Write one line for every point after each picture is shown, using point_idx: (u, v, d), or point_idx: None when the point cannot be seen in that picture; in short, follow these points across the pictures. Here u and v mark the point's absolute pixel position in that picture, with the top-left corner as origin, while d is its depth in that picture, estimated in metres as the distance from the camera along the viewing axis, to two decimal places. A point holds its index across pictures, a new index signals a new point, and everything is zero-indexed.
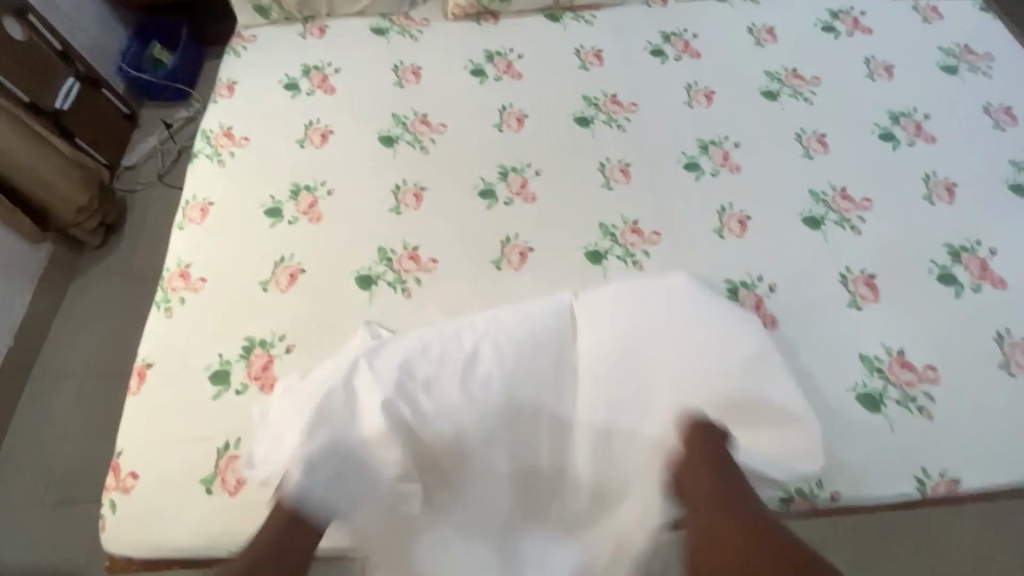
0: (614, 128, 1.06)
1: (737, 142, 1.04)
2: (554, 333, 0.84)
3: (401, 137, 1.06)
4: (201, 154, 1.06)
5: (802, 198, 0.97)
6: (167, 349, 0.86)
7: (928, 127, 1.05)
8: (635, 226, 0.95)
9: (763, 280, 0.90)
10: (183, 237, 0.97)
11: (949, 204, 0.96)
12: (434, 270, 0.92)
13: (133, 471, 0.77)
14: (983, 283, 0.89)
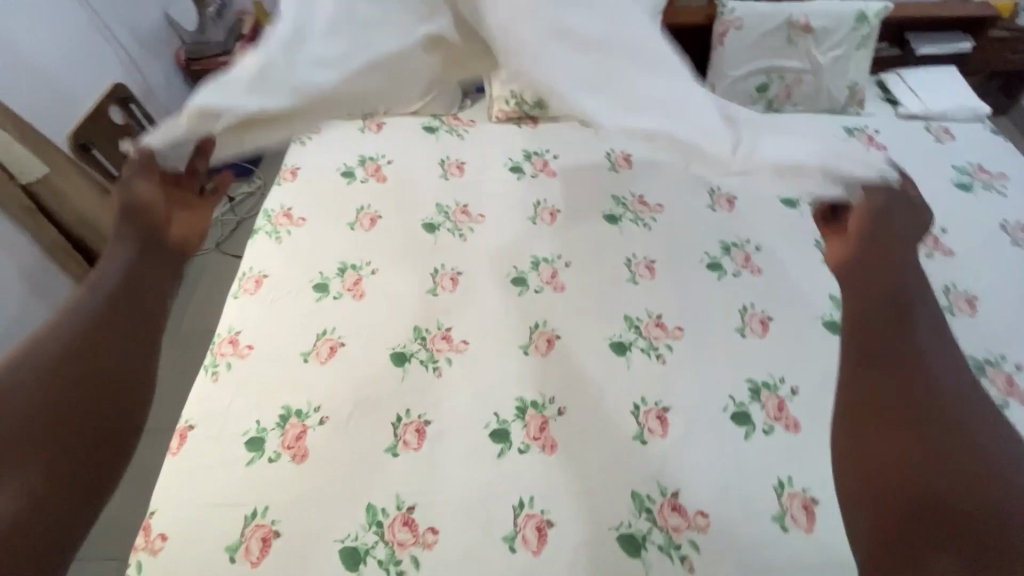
0: (640, 226, 1.13)
1: (758, 245, 1.09)
2: (577, 424, 0.87)
3: (443, 224, 1.16)
4: (261, 230, 1.17)
5: (822, 302, 1.01)
6: (210, 412, 0.91)
7: (946, 241, 1.09)
8: (659, 321, 0.99)
9: (785, 382, 0.91)
10: (235, 306, 1.05)
11: (971, 316, 0.98)
12: (465, 350, 0.97)
13: (163, 533, 0.79)
14: (1012, 399, 0.89)
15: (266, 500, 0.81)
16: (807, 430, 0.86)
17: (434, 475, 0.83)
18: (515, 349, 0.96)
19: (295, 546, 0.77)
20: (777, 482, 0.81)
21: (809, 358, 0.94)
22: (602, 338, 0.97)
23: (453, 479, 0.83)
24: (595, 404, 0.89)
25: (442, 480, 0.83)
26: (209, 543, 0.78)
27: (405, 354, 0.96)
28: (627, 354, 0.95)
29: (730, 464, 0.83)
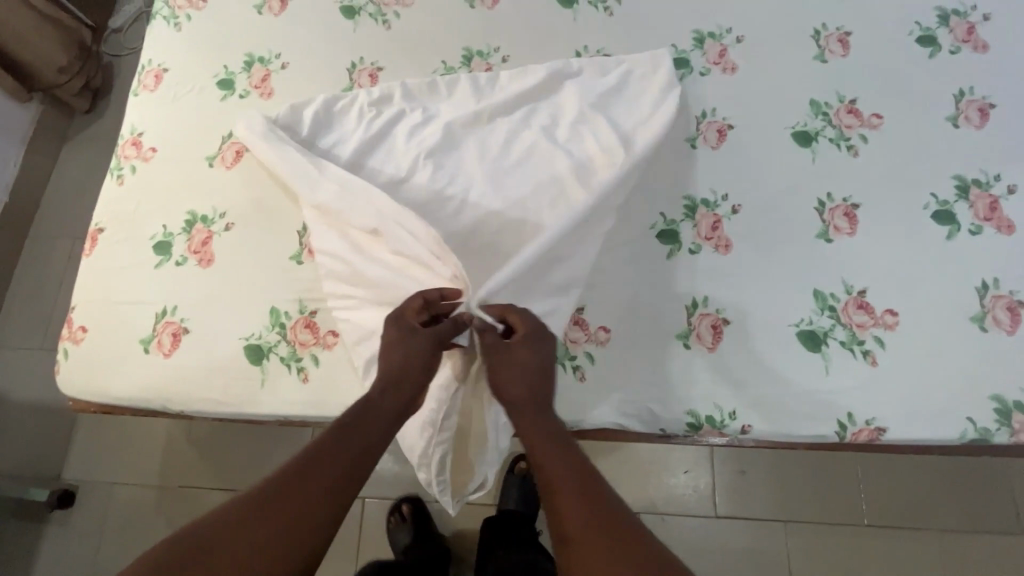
0: (599, 10, 0.93)
1: (740, 37, 0.90)
2: (484, 251, 0.82)
3: (364, 9, 0.97)
4: (158, 15, 1.01)
5: (799, 108, 0.85)
6: (117, 216, 0.89)
7: (983, 32, 0.86)
8: (580, 318, 0.77)
9: (727, 201, 0.81)
10: (137, 104, 0.95)
11: (978, 128, 0.82)
12: (333, 346, 0.79)
13: (83, 326, 0.84)
14: (987, 225, 0.77)
15: (175, 301, 0.83)
16: (737, 252, 0.78)
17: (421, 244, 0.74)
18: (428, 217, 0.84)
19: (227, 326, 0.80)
20: (690, 302, 0.77)
21: (765, 173, 0.82)
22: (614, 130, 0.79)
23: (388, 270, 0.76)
24: (503, 238, 0.82)
25: (381, 273, 0.76)
26: (125, 338, 0.82)
27: (263, 349, 0.79)
28: (563, 177, 0.83)
29: (640, 295, 0.78)
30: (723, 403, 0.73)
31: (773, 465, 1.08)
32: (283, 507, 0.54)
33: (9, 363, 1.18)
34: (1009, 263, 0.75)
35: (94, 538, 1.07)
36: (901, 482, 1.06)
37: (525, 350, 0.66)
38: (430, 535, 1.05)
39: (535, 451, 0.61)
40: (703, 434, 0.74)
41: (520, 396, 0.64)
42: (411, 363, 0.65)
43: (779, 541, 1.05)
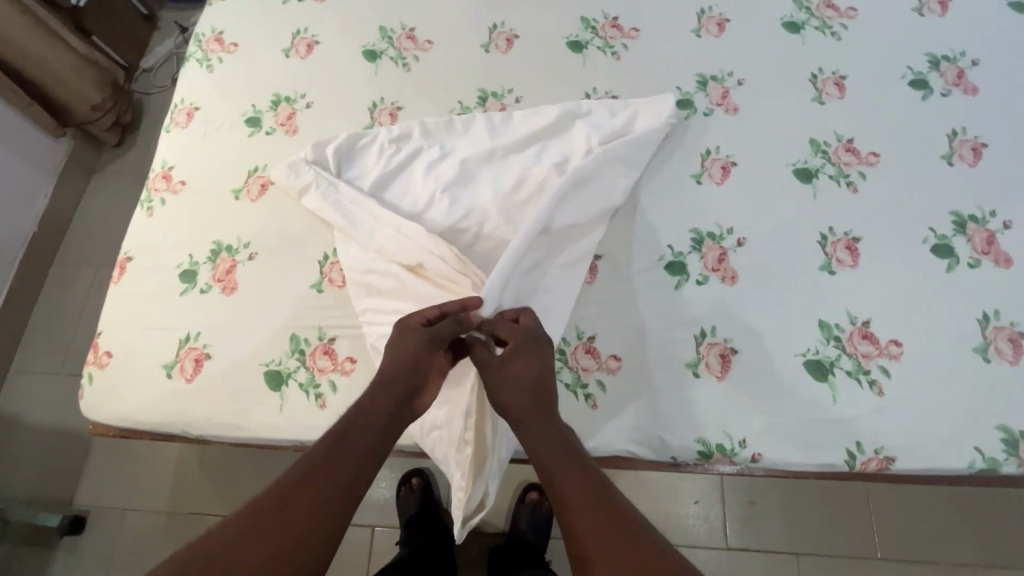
0: (607, 55, 0.99)
1: (741, 79, 0.95)
2: None
3: (386, 52, 1.03)
4: (192, 58, 1.07)
5: (799, 146, 0.89)
6: (146, 246, 0.92)
7: (972, 76, 0.91)
8: (591, 346, 0.80)
9: (732, 233, 0.84)
10: (168, 140, 1.00)
11: (972, 166, 0.85)
12: (350, 372, 0.81)
13: (108, 351, 0.86)
14: (985, 258, 0.80)
15: (198, 327, 0.85)
16: (744, 283, 0.81)
17: (446, 265, 0.80)
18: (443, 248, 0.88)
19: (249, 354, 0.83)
20: (698, 331, 0.79)
21: (769, 208, 0.85)
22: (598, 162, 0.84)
23: (411, 299, 0.80)
24: None
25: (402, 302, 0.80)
26: (148, 363, 0.85)
27: (282, 375, 0.82)
28: None
29: (650, 324, 0.80)
30: (733, 431, 0.74)
31: (783, 495, 1.08)
32: (286, 516, 0.58)
33: (27, 388, 1.21)
34: (1008, 296, 0.77)
35: (101, 566, 1.07)
36: (913, 514, 1.06)
37: (520, 365, 0.68)
38: (436, 511, 1.09)
39: (545, 468, 0.63)
40: (714, 462, 0.75)
41: (523, 412, 0.66)
42: (406, 362, 0.69)
43: (793, 574, 1.03)
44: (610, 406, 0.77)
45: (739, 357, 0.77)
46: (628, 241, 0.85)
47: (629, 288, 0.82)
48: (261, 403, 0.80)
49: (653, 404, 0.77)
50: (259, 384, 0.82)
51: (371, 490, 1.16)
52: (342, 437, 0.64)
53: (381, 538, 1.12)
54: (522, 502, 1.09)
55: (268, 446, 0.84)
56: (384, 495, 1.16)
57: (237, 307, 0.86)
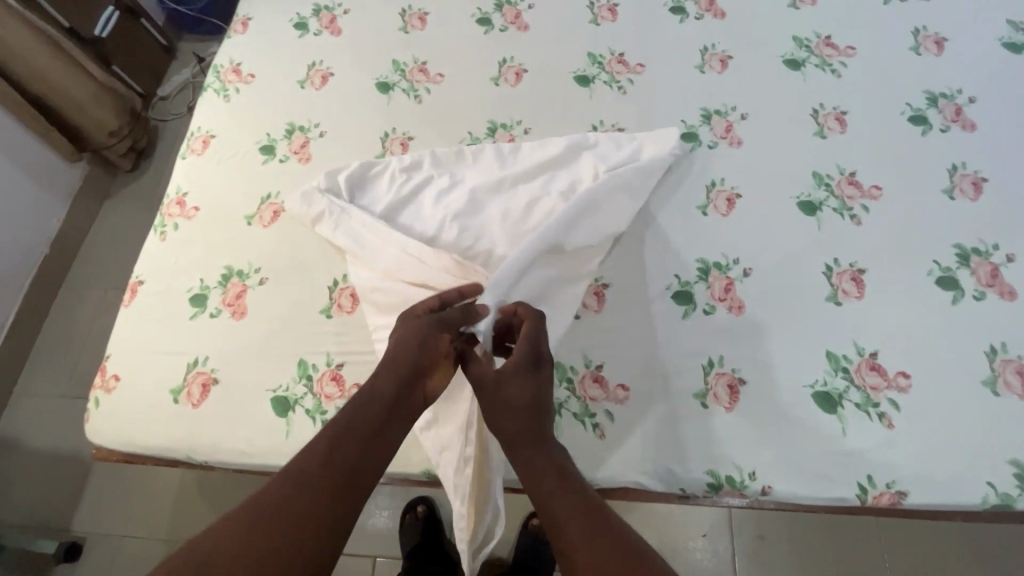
0: (614, 89, 1.01)
1: (744, 114, 0.97)
2: None
3: (398, 84, 1.06)
4: (210, 88, 1.10)
5: (803, 179, 0.90)
6: (158, 270, 0.93)
7: (970, 112, 0.94)
8: (599, 375, 0.80)
9: (738, 264, 0.85)
10: (183, 166, 1.02)
11: (973, 200, 0.87)
12: None
13: (116, 374, 0.86)
14: (990, 291, 0.80)
15: (207, 352, 0.86)
16: (750, 313, 0.81)
17: None
18: None
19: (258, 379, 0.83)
20: (705, 361, 0.79)
21: (774, 239, 0.86)
22: (609, 188, 0.85)
23: None
24: None
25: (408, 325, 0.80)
26: (155, 387, 0.85)
27: (289, 401, 0.81)
28: None
29: (658, 354, 0.80)
30: (742, 463, 0.74)
31: (792, 529, 1.06)
32: (269, 534, 0.55)
33: (30, 411, 1.20)
34: (1015, 328, 0.78)
35: None
36: (926, 549, 1.04)
37: (513, 386, 0.66)
38: (439, 539, 1.07)
39: (540, 498, 0.62)
40: (723, 495, 0.74)
41: (518, 436, 0.65)
42: (399, 357, 0.68)
43: None
44: (618, 436, 0.77)
45: (747, 388, 0.77)
46: (634, 270, 0.86)
47: (636, 317, 0.83)
48: (268, 429, 0.80)
49: (661, 435, 0.76)
50: (266, 409, 0.81)
51: (373, 519, 1.14)
52: (333, 445, 0.62)
53: (381, 569, 1.10)
54: (524, 531, 1.07)
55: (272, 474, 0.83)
56: (385, 524, 1.14)
57: (247, 331, 0.86)
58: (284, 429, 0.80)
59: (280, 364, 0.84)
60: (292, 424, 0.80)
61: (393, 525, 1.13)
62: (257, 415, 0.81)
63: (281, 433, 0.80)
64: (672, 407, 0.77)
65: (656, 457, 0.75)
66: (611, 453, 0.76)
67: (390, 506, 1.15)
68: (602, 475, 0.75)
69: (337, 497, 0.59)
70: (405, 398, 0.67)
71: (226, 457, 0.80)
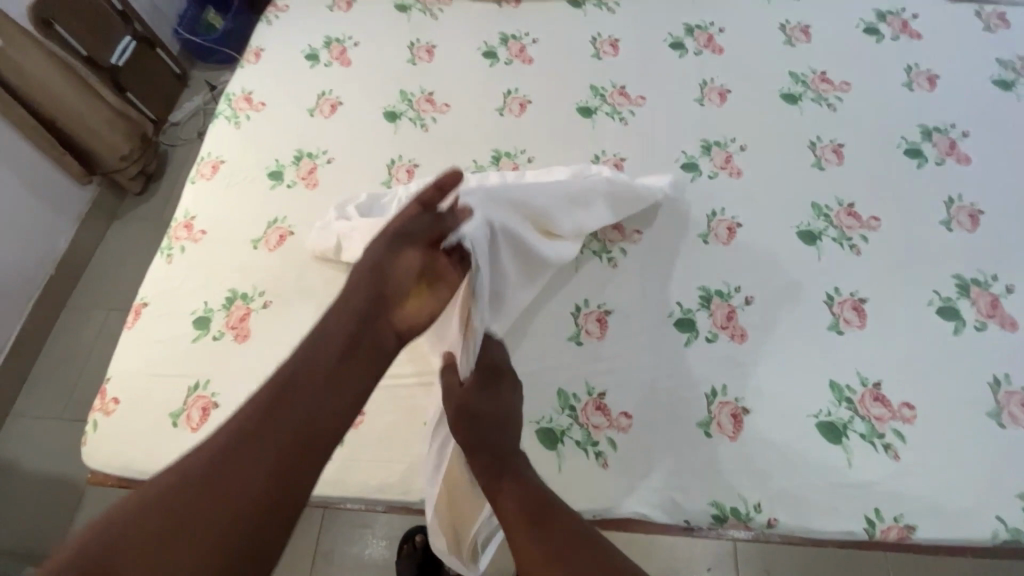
0: (616, 120, 1.04)
1: (743, 145, 0.99)
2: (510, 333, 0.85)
3: (405, 113, 1.09)
4: (221, 115, 1.13)
5: (802, 209, 0.92)
6: (162, 292, 0.94)
7: (964, 146, 0.96)
8: (601, 402, 0.79)
9: (740, 292, 0.86)
10: (192, 191, 1.04)
11: (971, 231, 0.88)
12: (358, 424, 0.80)
13: (116, 397, 0.86)
14: (991, 321, 0.81)
15: (208, 375, 0.85)
16: (753, 341, 0.82)
17: None
18: None
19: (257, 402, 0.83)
20: (709, 390, 0.79)
21: (775, 267, 0.87)
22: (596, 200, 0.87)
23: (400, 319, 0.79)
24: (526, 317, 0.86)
25: None
26: (155, 410, 0.84)
27: None
28: (579, 257, 0.90)
29: (660, 381, 0.80)
30: (747, 494, 0.73)
31: (799, 564, 1.04)
32: (232, 476, 0.56)
33: (27, 433, 1.19)
34: (1018, 360, 0.78)
35: None
36: None
37: (477, 403, 0.69)
38: (438, 570, 1.04)
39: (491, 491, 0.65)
40: (728, 527, 0.73)
41: (473, 439, 0.68)
42: (371, 280, 0.68)
43: None
44: (620, 465, 0.76)
45: (751, 417, 0.77)
46: (636, 297, 0.87)
47: (639, 344, 0.83)
48: None
49: (664, 464, 0.75)
50: None
51: (370, 549, 1.11)
52: (292, 377, 0.62)
53: None
54: None
55: None
56: (382, 554, 1.11)
57: (249, 354, 0.86)
58: None
59: None
60: None
61: (390, 555, 1.11)
62: None
63: None
64: (676, 435, 0.77)
65: (659, 487, 0.74)
66: (614, 482, 0.75)
67: (388, 535, 1.12)
68: (604, 505, 0.74)
69: (292, 446, 0.59)
70: (365, 336, 0.66)
71: None
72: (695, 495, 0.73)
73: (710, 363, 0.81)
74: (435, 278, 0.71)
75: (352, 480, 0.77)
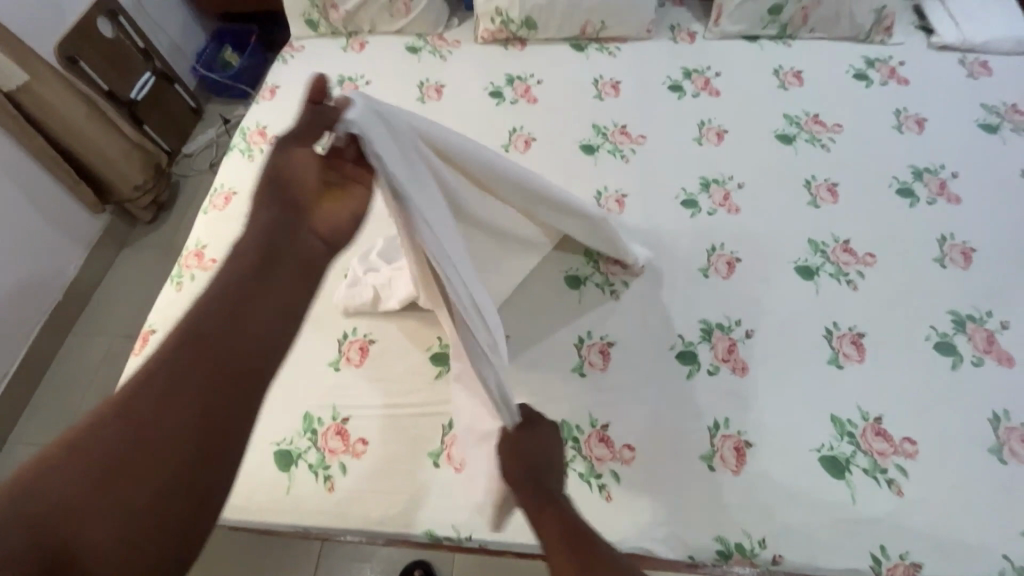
0: (617, 157, 1.08)
1: (740, 183, 1.02)
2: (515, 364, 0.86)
3: None
4: (235, 148, 1.17)
5: (799, 245, 0.94)
6: (171, 319, 0.95)
7: (954, 186, 0.99)
8: (604, 434, 0.80)
9: (740, 326, 0.87)
10: (204, 220, 1.07)
11: (964, 269, 0.90)
12: (361, 453, 0.80)
13: None
14: (988, 357, 0.82)
15: None
16: (754, 374, 0.83)
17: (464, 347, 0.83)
18: None
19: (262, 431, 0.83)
20: (711, 423, 0.79)
21: (774, 302, 0.89)
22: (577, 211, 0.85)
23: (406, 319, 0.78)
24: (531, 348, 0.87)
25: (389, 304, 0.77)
26: None
27: (292, 454, 0.81)
28: (581, 289, 0.92)
29: (664, 413, 0.81)
30: (751, 530, 0.72)
31: None
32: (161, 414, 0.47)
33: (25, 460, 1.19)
34: (1016, 395, 0.79)
35: None
36: None
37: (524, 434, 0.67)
38: None
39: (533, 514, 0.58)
40: (733, 564, 0.72)
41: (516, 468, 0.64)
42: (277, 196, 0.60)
43: None
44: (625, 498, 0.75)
45: (754, 451, 0.77)
46: (638, 329, 0.88)
47: (643, 376, 0.84)
48: (268, 484, 0.79)
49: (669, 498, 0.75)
50: (268, 463, 0.80)
51: None
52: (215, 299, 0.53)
53: None
54: None
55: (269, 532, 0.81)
56: None
57: None
58: (285, 484, 0.79)
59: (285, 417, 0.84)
60: (293, 478, 0.79)
61: None
62: (258, 469, 0.80)
63: (282, 488, 0.79)
64: (680, 469, 0.77)
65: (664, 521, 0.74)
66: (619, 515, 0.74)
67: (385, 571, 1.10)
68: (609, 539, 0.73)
69: (231, 370, 0.50)
70: (283, 251, 0.57)
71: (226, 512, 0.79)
72: (700, 530, 0.73)
73: (712, 396, 0.81)
74: (344, 185, 0.63)
75: (354, 511, 0.77)
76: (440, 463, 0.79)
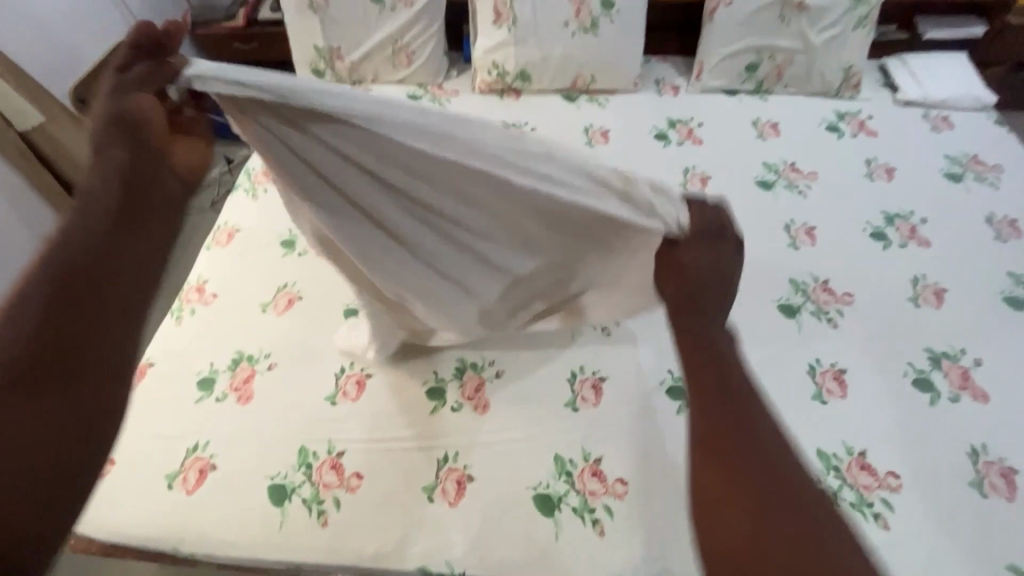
0: None
1: None
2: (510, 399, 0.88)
3: None
4: (240, 187, 1.21)
5: (781, 285, 0.99)
6: (169, 353, 0.96)
7: (923, 231, 1.05)
8: (597, 468, 0.81)
9: None
10: (207, 256, 1.09)
11: (937, 308, 0.95)
12: (355, 488, 0.81)
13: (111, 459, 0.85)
14: (963, 393, 0.85)
15: (208, 436, 0.86)
16: None
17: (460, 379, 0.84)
18: (454, 362, 0.92)
19: (256, 465, 0.83)
20: None
21: (759, 339, 0.92)
22: None
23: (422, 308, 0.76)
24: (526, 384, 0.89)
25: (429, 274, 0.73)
26: (151, 472, 0.84)
27: (286, 489, 0.81)
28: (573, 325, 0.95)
29: (656, 447, 0.82)
30: None
31: None
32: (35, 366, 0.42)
33: None
34: (992, 430, 0.82)
35: None
36: None
37: (689, 254, 0.54)
38: None
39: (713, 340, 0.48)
40: None
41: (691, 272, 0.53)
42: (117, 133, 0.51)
43: None
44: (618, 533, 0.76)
45: None
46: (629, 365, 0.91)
47: (635, 411, 0.86)
48: (261, 520, 0.79)
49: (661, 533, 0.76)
50: (262, 497, 0.80)
51: None
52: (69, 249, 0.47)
53: None
54: None
55: (260, 570, 0.80)
56: None
57: (251, 415, 0.88)
58: (279, 519, 0.79)
59: (280, 451, 0.84)
60: (286, 513, 0.79)
61: None
62: (251, 505, 0.80)
63: (275, 524, 0.78)
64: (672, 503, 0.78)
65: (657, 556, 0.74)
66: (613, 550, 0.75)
67: None
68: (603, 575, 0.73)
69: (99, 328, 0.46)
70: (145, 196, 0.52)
71: (216, 548, 0.78)
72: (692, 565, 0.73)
73: None
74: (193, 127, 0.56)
75: (347, 547, 0.77)
76: (435, 497, 0.79)
